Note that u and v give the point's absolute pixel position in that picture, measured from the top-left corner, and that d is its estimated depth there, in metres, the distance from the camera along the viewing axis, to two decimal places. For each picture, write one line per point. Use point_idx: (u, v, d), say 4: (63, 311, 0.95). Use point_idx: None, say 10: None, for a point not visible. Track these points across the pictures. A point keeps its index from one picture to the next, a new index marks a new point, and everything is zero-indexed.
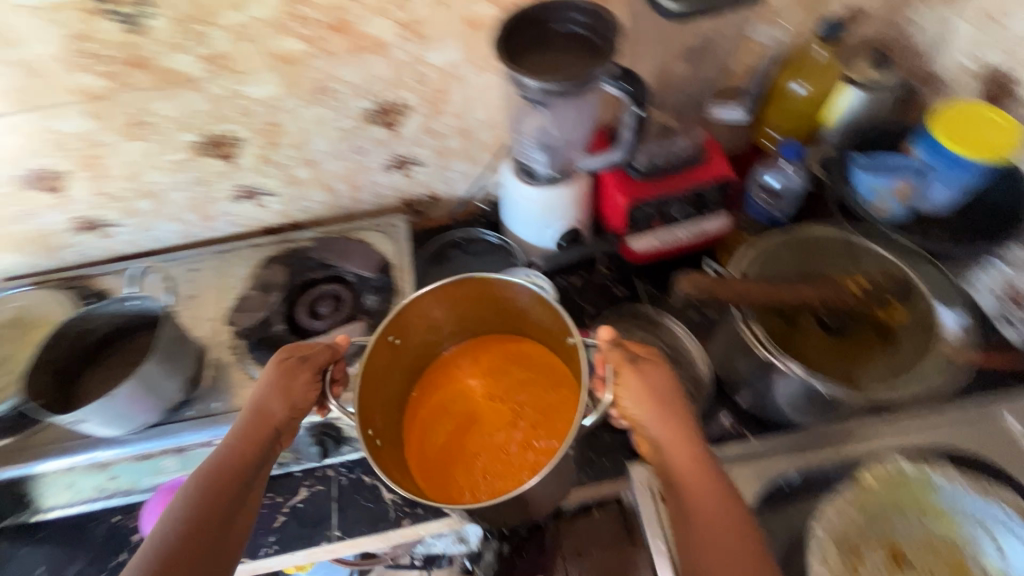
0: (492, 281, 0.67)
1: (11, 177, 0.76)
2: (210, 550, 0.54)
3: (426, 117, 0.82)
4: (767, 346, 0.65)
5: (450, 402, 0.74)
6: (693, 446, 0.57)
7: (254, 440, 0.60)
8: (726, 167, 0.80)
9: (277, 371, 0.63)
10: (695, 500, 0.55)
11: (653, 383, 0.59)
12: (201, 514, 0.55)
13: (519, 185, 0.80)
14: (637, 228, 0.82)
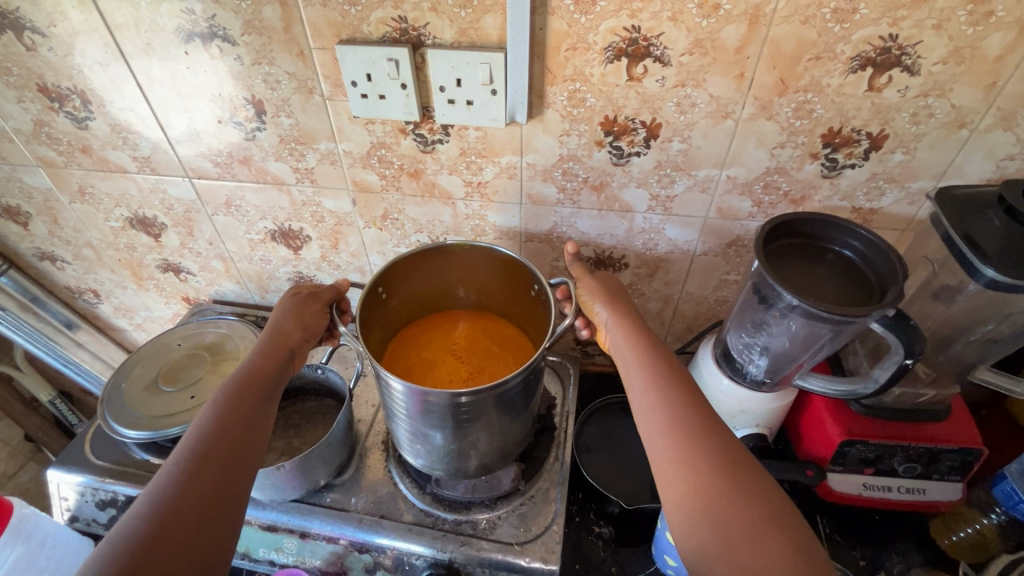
0: (485, 252, 0.69)
1: (266, 230, 0.86)
2: (246, 440, 0.55)
3: (636, 278, 0.81)
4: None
5: (435, 347, 0.79)
6: (634, 333, 0.63)
7: (274, 357, 0.63)
8: (975, 434, 0.68)
9: (290, 301, 0.69)
10: (635, 370, 0.59)
11: (609, 288, 0.69)
12: (234, 421, 0.55)
13: (718, 374, 0.74)
14: (843, 464, 0.71)
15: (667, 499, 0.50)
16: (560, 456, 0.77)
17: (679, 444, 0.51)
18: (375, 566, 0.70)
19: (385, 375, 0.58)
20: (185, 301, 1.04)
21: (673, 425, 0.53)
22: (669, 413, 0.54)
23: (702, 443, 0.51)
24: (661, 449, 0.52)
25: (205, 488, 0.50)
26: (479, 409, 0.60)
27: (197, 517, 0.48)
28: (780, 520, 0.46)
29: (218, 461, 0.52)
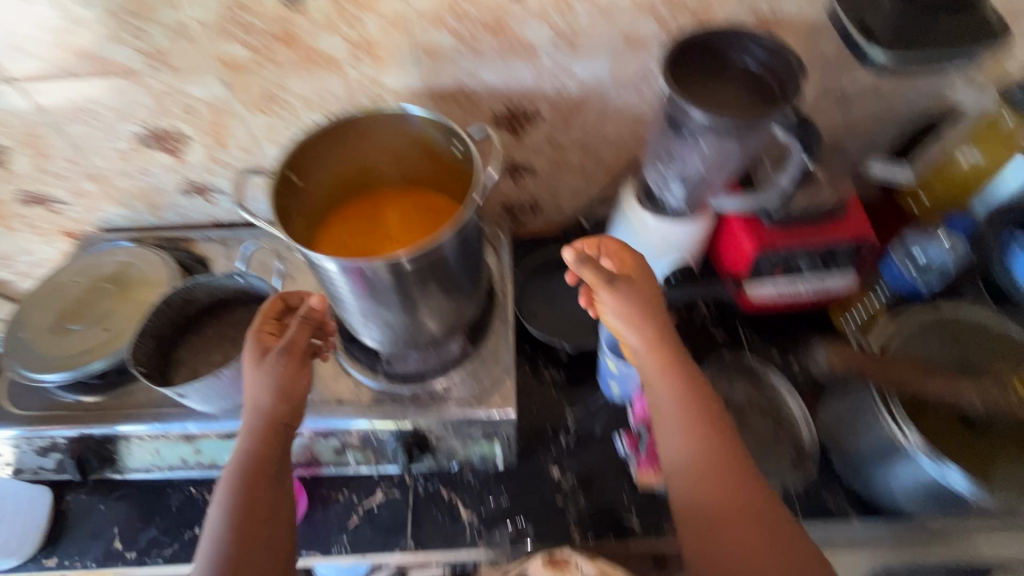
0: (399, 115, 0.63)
1: (135, 135, 0.75)
2: (269, 526, 0.54)
3: (553, 128, 0.78)
4: (935, 457, 0.57)
5: (366, 231, 0.74)
6: (655, 332, 0.59)
7: (264, 435, 0.57)
8: (866, 226, 0.75)
9: (260, 364, 0.58)
10: (648, 333, 0.59)
11: (639, 301, 0.59)
12: (250, 517, 0.54)
13: (641, 212, 0.76)
14: (757, 275, 0.77)
15: (682, 500, 0.56)
16: (502, 317, 0.79)
17: (693, 424, 0.57)
18: (343, 447, 0.72)
19: (317, 258, 0.57)
20: (68, 238, 0.92)
21: (700, 451, 0.56)
22: (695, 440, 0.56)
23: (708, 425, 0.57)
24: (671, 422, 0.58)
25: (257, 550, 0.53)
26: (424, 274, 0.61)
27: None
28: (768, 498, 0.54)
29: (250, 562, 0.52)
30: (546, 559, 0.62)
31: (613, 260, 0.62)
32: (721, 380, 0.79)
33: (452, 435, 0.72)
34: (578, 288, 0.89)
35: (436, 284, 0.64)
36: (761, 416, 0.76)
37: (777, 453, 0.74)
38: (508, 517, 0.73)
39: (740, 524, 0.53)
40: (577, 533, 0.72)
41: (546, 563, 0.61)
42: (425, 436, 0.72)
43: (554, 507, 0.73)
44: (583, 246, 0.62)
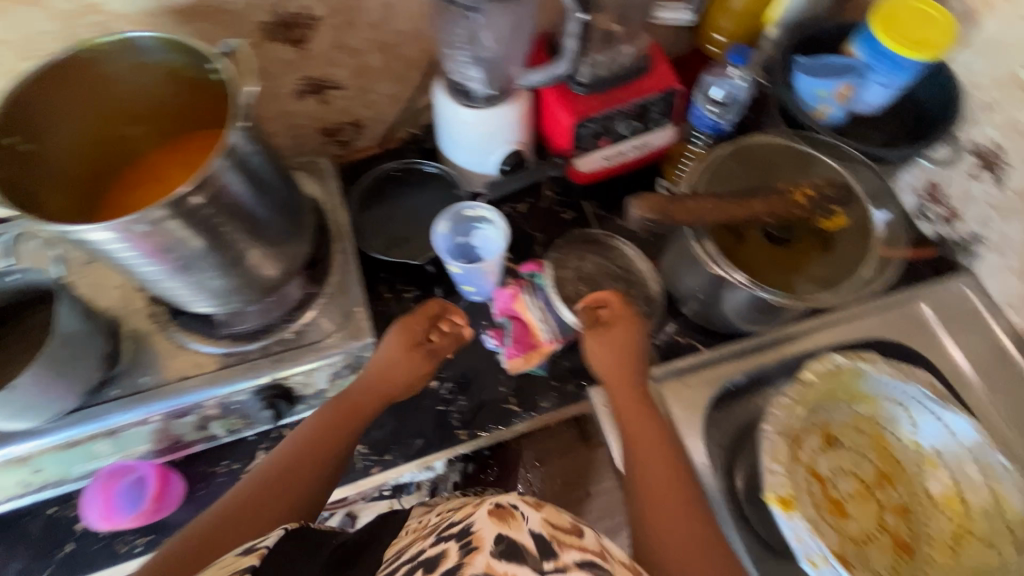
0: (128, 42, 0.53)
1: None
2: (296, 481, 0.59)
3: (337, 31, 0.71)
4: (752, 284, 0.64)
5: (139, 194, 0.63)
6: (629, 371, 0.66)
7: (361, 409, 0.66)
8: (671, 76, 0.76)
9: (398, 340, 0.69)
10: (615, 352, 0.67)
11: (623, 343, 0.68)
12: (292, 464, 0.60)
13: (455, 107, 0.73)
14: (583, 147, 0.78)
15: (634, 496, 0.59)
16: (341, 248, 0.75)
17: (626, 406, 0.64)
18: (204, 421, 0.69)
19: (74, 230, 0.50)
20: None
21: (644, 455, 0.61)
22: (647, 454, 0.60)
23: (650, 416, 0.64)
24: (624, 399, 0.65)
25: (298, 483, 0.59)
26: (215, 221, 0.55)
27: (235, 534, 0.54)
28: (682, 483, 0.58)
29: (257, 502, 0.57)
30: (491, 508, 0.44)
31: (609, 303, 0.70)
32: (571, 256, 0.82)
33: (316, 377, 0.70)
34: (421, 200, 0.86)
35: (237, 227, 0.58)
36: (611, 280, 0.81)
37: (628, 308, 0.80)
38: (395, 436, 0.74)
39: (678, 515, 0.56)
40: (464, 432, 0.74)
41: (492, 513, 0.43)
42: (288, 387, 0.70)
43: (437, 414, 0.75)
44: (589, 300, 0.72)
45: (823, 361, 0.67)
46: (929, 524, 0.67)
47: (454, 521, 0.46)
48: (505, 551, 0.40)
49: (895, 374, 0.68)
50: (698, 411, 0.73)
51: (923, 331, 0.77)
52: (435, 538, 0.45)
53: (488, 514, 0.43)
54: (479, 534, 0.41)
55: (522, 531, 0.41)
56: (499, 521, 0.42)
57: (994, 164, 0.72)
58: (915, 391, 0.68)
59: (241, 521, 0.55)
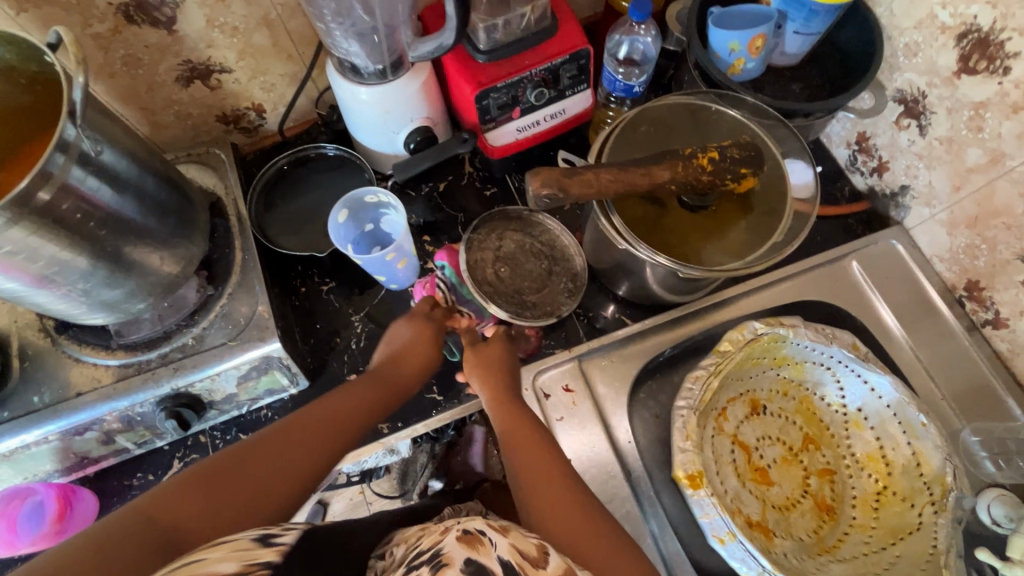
0: None
1: None
2: (289, 460, 0.51)
3: (208, 8, 0.65)
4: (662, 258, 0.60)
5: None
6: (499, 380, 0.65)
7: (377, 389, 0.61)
8: (579, 36, 0.72)
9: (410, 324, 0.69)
10: (483, 366, 0.66)
11: (493, 359, 0.67)
12: (287, 439, 0.52)
13: (346, 85, 0.68)
14: (492, 119, 0.74)
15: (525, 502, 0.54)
16: (243, 245, 0.71)
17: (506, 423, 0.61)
18: (109, 435, 0.66)
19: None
20: None
21: (529, 455, 0.57)
22: (529, 457, 0.57)
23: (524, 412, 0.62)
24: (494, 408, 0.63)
25: (305, 451, 0.52)
26: (69, 228, 0.51)
27: (207, 514, 0.44)
28: (561, 470, 0.55)
29: (246, 472, 0.48)
30: (460, 533, 0.45)
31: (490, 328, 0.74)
32: (491, 236, 0.77)
33: (222, 382, 0.67)
34: (332, 186, 0.81)
35: (101, 233, 0.54)
36: (534, 258, 0.77)
37: (551, 286, 0.76)
38: None
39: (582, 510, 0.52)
40: (385, 426, 0.72)
41: (460, 538, 0.45)
42: (193, 394, 0.67)
43: None
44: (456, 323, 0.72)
45: (740, 329, 0.65)
46: (854, 485, 0.67)
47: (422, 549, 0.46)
48: (475, 573, 0.41)
49: (817, 337, 0.66)
50: (622, 387, 0.72)
51: (851, 291, 0.75)
52: (406, 569, 0.44)
53: (457, 540, 0.44)
54: (448, 555, 0.43)
55: (491, 557, 0.43)
56: (468, 545, 0.44)
57: (917, 112, 0.69)
58: (839, 353, 0.66)
59: (221, 484, 0.46)
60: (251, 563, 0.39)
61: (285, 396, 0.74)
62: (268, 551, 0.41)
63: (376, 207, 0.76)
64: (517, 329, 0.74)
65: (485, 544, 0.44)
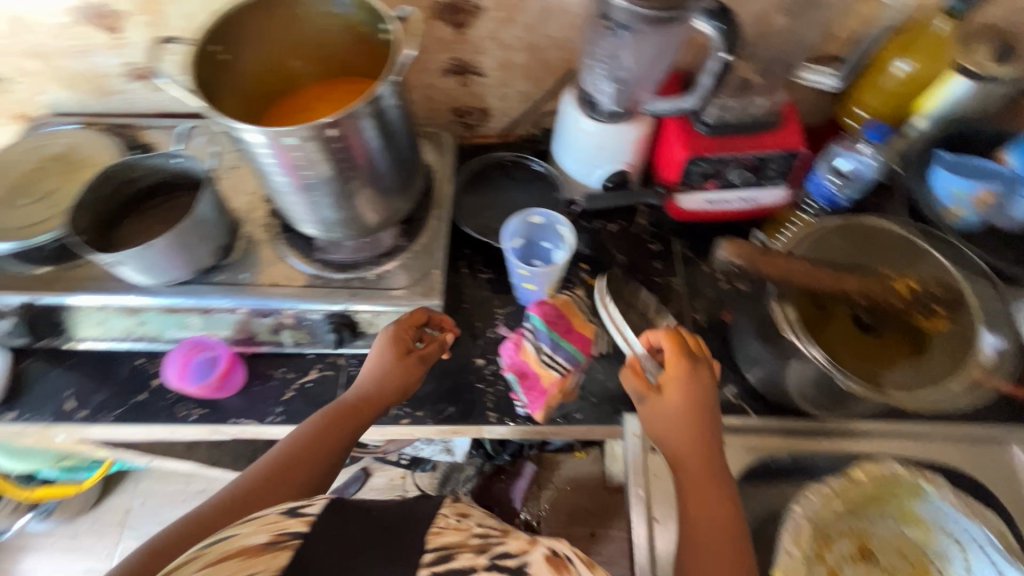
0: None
1: (70, 9, 0.74)
2: (282, 482, 0.61)
3: (496, 24, 0.78)
4: (825, 361, 0.61)
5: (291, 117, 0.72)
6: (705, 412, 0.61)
7: (354, 418, 0.67)
8: (798, 137, 0.75)
9: (384, 345, 0.70)
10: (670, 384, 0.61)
11: (694, 392, 0.61)
12: (282, 465, 0.62)
13: (579, 115, 0.77)
14: (690, 184, 0.79)
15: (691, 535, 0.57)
16: (440, 215, 0.81)
17: (686, 452, 0.60)
18: (278, 326, 0.77)
19: (238, 128, 0.59)
20: (20, 122, 0.93)
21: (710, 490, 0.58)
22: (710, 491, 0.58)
23: (701, 445, 0.60)
24: (672, 434, 0.61)
25: (292, 478, 0.61)
26: (341, 150, 0.62)
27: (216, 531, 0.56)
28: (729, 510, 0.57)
29: (252, 499, 0.59)
30: (547, 553, 0.45)
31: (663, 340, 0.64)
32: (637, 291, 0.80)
33: (381, 320, 0.76)
34: (523, 195, 0.90)
35: (358, 164, 0.65)
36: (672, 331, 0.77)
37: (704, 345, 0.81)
38: (430, 396, 0.78)
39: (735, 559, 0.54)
40: (493, 415, 0.76)
41: (547, 558, 0.45)
42: (354, 318, 0.76)
43: (476, 389, 0.78)
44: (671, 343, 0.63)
45: (877, 464, 0.62)
46: None
47: (507, 552, 0.46)
48: None
49: (961, 507, 0.61)
50: (728, 475, 0.72)
51: (1008, 479, 0.69)
52: (489, 560, 0.45)
53: (544, 558, 0.45)
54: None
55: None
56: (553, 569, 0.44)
57: None
58: (980, 533, 0.61)
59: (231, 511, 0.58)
60: (280, 533, 0.47)
61: None
62: (297, 522, 0.48)
63: (556, 236, 0.78)
64: None
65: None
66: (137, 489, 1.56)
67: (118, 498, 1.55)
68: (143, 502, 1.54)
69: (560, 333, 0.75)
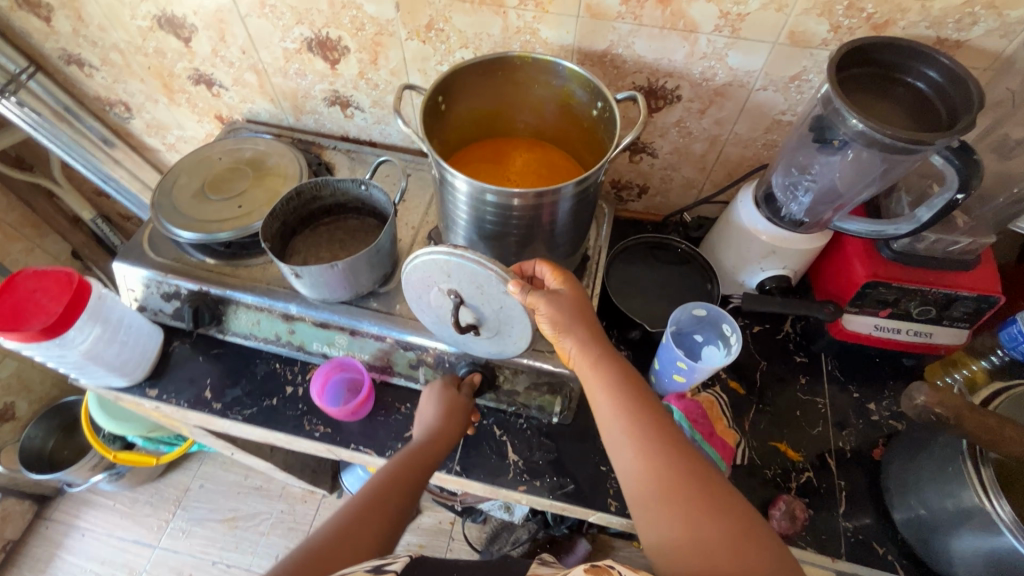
0: (546, 68, 0.67)
1: (302, 37, 0.82)
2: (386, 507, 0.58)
3: (686, 114, 0.79)
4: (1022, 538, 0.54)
5: (491, 174, 0.77)
6: (624, 383, 0.59)
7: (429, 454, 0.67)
8: (994, 282, 0.70)
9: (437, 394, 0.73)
10: (604, 398, 0.59)
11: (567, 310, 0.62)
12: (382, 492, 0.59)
13: (759, 214, 0.75)
14: (862, 305, 0.75)
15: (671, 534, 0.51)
16: (591, 284, 0.81)
17: (642, 435, 0.56)
18: (418, 362, 0.77)
19: (449, 173, 0.61)
20: (218, 121, 1.02)
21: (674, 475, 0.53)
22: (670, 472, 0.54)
23: (695, 507, 0.51)
24: (644, 502, 0.54)
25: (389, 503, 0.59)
26: (537, 216, 0.64)
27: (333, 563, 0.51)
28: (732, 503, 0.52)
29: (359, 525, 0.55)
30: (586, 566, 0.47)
31: (547, 273, 0.65)
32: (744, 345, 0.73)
33: (519, 379, 0.75)
34: (676, 279, 0.87)
35: (545, 227, 0.66)
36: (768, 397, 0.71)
37: (850, 480, 0.75)
38: (551, 468, 0.76)
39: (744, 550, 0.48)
40: (614, 504, 0.73)
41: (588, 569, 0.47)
42: (495, 371, 0.74)
43: (599, 471, 0.75)
44: (524, 267, 0.66)
45: None
46: None
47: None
48: None
49: None
50: None
51: None
52: None
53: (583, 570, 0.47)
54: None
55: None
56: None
57: None
58: None
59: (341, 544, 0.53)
60: None
61: (543, 420, 0.79)
62: None
63: (716, 333, 0.78)
64: (787, 505, 0.71)
65: None
66: (199, 471, 1.59)
67: (180, 475, 1.58)
68: (201, 485, 1.57)
69: (702, 435, 0.71)
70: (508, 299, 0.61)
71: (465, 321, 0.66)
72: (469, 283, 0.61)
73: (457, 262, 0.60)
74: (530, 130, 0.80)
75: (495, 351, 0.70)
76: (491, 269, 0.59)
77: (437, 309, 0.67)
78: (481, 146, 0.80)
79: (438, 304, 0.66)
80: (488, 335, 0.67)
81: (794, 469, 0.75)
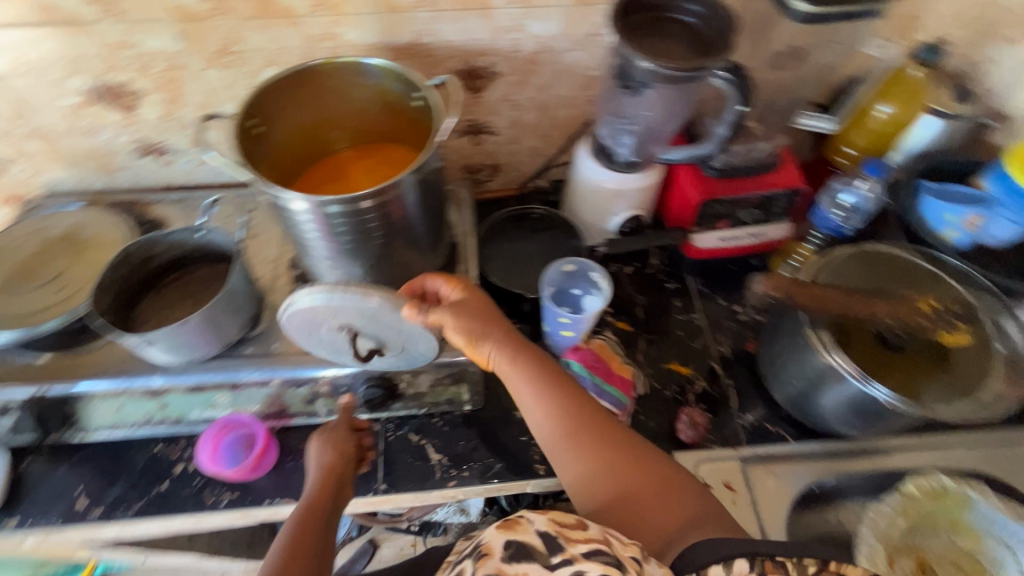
0: (355, 69, 0.66)
1: (83, 89, 0.73)
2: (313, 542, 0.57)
3: (510, 87, 0.82)
4: (863, 378, 0.65)
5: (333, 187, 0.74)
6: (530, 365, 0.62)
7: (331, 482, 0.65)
8: (796, 176, 0.81)
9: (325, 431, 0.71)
10: (513, 381, 0.61)
11: (466, 316, 0.62)
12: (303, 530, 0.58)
13: (598, 165, 0.81)
14: (703, 223, 0.84)
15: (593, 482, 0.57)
16: (467, 268, 0.82)
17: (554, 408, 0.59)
18: (313, 396, 0.74)
19: (281, 195, 0.59)
20: (11, 202, 0.88)
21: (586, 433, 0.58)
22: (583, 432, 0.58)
23: (601, 449, 0.57)
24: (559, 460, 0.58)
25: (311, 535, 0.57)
26: (386, 217, 0.63)
27: None
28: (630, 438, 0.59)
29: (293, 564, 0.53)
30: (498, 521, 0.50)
31: (442, 286, 0.65)
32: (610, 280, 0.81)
33: (421, 379, 0.73)
34: (546, 242, 0.90)
35: (398, 225, 0.66)
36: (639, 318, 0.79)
37: (734, 377, 0.83)
38: (476, 454, 0.76)
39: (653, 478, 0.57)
40: (542, 467, 0.76)
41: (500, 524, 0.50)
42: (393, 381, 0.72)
43: (522, 442, 0.77)
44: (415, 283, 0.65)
45: (927, 478, 0.71)
46: None
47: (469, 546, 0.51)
48: (514, 555, 0.46)
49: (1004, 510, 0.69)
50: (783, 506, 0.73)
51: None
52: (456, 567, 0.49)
53: (495, 529, 0.49)
54: (489, 545, 0.48)
55: (527, 533, 0.48)
56: (506, 528, 0.49)
57: None
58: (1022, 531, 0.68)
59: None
60: None
61: (457, 411, 0.79)
62: None
63: (588, 282, 0.83)
64: (689, 416, 0.78)
65: (524, 522, 0.49)
66: None
67: None
68: None
69: (602, 378, 0.76)
70: (407, 323, 0.60)
71: (366, 347, 0.64)
72: (359, 315, 0.59)
73: (342, 299, 0.57)
74: (363, 136, 0.78)
75: (405, 363, 0.68)
76: (380, 300, 0.57)
77: (332, 340, 0.64)
78: (319, 162, 0.78)
79: (332, 338, 0.63)
80: (391, 355, 0.66)
81: (687, 383, 0.83)
